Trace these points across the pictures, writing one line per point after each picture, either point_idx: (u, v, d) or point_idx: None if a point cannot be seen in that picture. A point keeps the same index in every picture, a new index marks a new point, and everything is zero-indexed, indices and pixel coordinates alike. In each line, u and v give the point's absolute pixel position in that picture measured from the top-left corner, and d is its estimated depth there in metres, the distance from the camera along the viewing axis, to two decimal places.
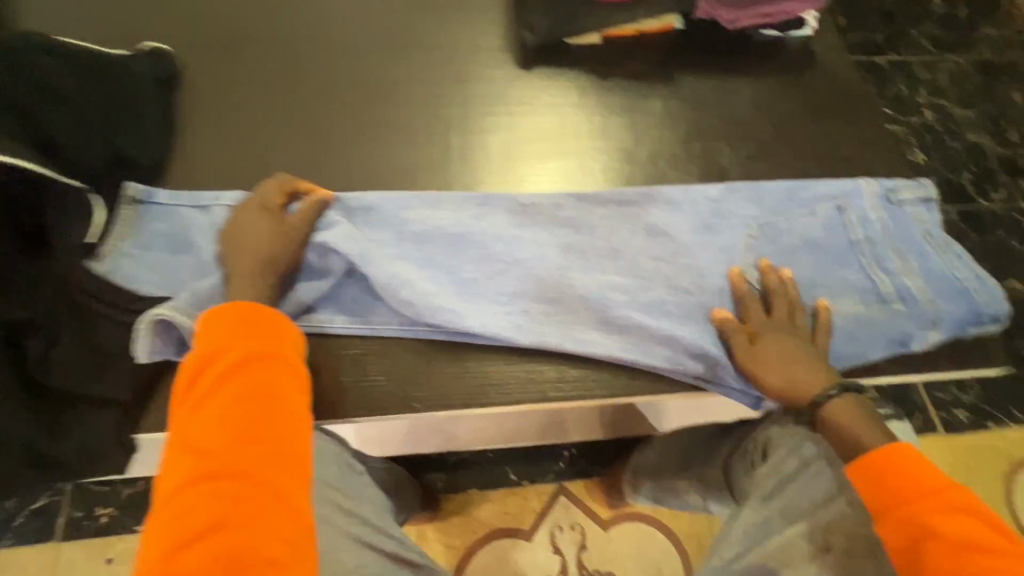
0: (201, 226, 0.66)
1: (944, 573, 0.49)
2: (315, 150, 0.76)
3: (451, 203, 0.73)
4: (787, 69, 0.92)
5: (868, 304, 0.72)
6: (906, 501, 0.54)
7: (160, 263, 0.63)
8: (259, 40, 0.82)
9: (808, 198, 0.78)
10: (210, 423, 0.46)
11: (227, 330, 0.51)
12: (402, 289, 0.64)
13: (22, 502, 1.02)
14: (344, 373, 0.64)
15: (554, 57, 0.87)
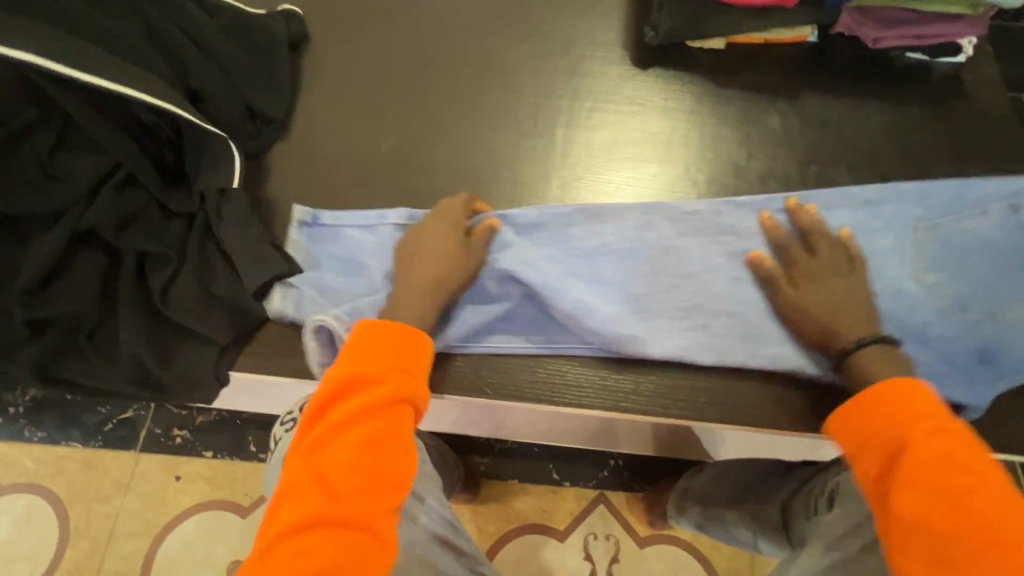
0: (373, 248, 0.67)
1: (926, 492, 0.46)
2: (423, 126, 0.77)
3: (613, 217, 0.69)
4: (929, 97, 0.83)
5: (1005, 357, 0.65)
6: (893, 425, 0.51)
7: (336, 281, 0.65)
8: (385, 12, 0.84)
9: (951, 222, 0.70)
10: (343, 458, 0.50)
11: (377, 351, 0.55)
12: (515, 293, 0.64)
13: (114, 410, 1.13)
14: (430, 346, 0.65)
15: (671, 60, 0.84)
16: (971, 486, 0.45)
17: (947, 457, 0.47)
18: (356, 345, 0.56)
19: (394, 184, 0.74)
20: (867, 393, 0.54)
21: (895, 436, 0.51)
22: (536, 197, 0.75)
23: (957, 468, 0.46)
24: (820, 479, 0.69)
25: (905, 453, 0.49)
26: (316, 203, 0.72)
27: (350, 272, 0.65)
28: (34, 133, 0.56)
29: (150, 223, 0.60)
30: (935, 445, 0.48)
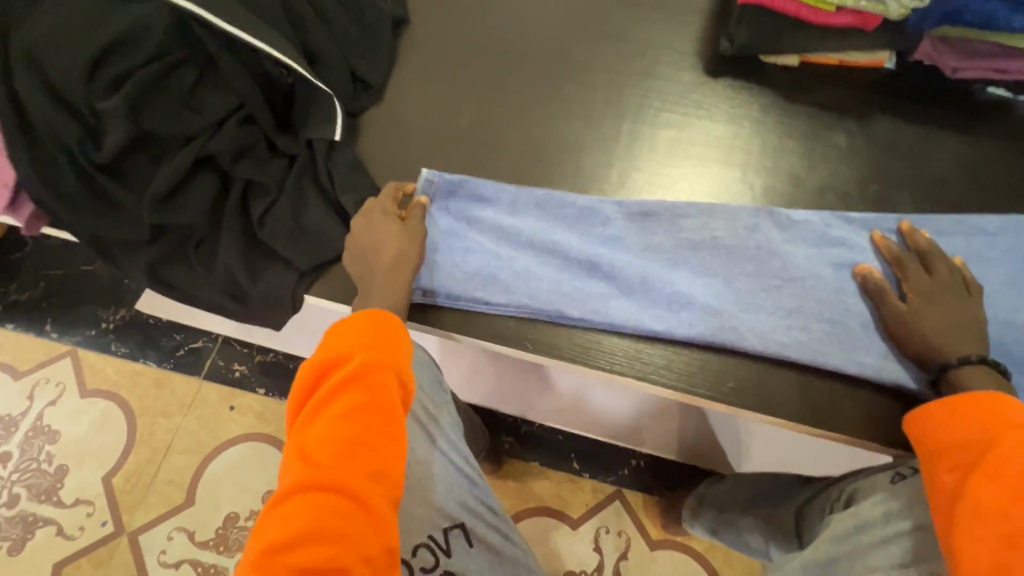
0: (507, 202, 0.73)
1: (1014, 491, 0.47)
2: (500, 104, 0.84)
3: (699, 218, 0.72)
4: (1007, 133, 0.82)
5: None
6: (997, 432, 0.51)
7: (458, 224, 0.72)
8: (481, 3, 0.92)
9: (994, 254, 0.71)
10: (330, 430, 0.52)
11: (354, 333, 0.58)
12: (601, 267, 0.70)
13: (186, 339, 1.26)
14: (484, 293, 0.69)
15: (743, 71, 0.87)
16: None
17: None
18: (352, 324, 0.58)
19: (466, 154, 0.81)
20: (947, 399, 0.55)
21: (976, 442, 0.52)
22: (596, 181, 0.80)
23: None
24: (840, 487, 0.67)
25: (991, 454, 0.50)
26: (396, 162, 0.80)
27: (481, 219, 0.72)
28: (180, 67, 0.66)
29: (258, 158, 0.70)
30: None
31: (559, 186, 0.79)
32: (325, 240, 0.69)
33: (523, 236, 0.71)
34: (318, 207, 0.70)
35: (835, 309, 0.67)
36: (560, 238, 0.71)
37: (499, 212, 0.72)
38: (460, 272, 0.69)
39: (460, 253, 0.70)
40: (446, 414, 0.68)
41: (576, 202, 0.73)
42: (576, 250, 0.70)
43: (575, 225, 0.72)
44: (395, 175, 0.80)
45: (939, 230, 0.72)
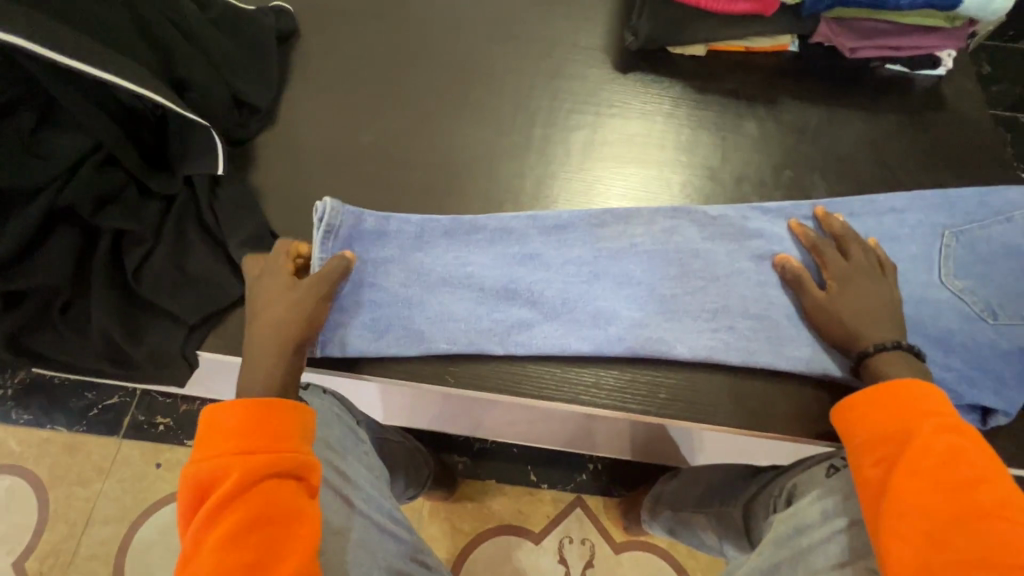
0: (412, 235, 0.69)
1: (933, 492, 0.47)
2: (404, 118, 0.79)
3: (614, 226, 0.70)
4: (907, 109, 0.85)
5: (953, 360, 0.66)
6: (910, 428, 0.52)
7: (360, 268, 0.67)
8: (375, 10, 0.86)
9: (905, 232, 0.72)
10: (216, 560, 0.43)
11: (236, 430, 0.50)
12: (521, 288, 0.67)
13: (99, 397, 1.14)
14: (395, 335, 0.65)
15: (652, 65, 0.85)
16: (969, 486, 0.46)
17: (943, 458, 0.48)
18: (232, 420, 0.50)
19: (372, 176, 0.75)
20: (867, 391, 0.56)
21: (895, 433, 0.52)
22: (512, 193, 0.76)
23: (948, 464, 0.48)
24: (781, 482, 0.67)
25: (907, 451, 0.50)
26: (294, 191, 0.74)
27: (388, 256, 0.68)
28: (16, 110, 0.58)
29: (127, 202, 0.62)
30: (943, 442, 0.49)
31: (473, 201, 0.75)
32: (217, 290, 0.63)
33: (439, 273, 0.68)
34: (205, 252, 0.64)
35: (759, 304, 0.66)
36: (477, 268, 0.68)
37: (411, 250, 0.68)
38: (368, 323, 0.65)
39: (371, 303, 0.66)
40: (365, 467, 0.63)
41: (489, 224, 0.70)
42: (494, 277, 0.68)
43: (491, 248, 0.69)
44: (294, 205, 0.73)
45: (852, 212, 0.73)
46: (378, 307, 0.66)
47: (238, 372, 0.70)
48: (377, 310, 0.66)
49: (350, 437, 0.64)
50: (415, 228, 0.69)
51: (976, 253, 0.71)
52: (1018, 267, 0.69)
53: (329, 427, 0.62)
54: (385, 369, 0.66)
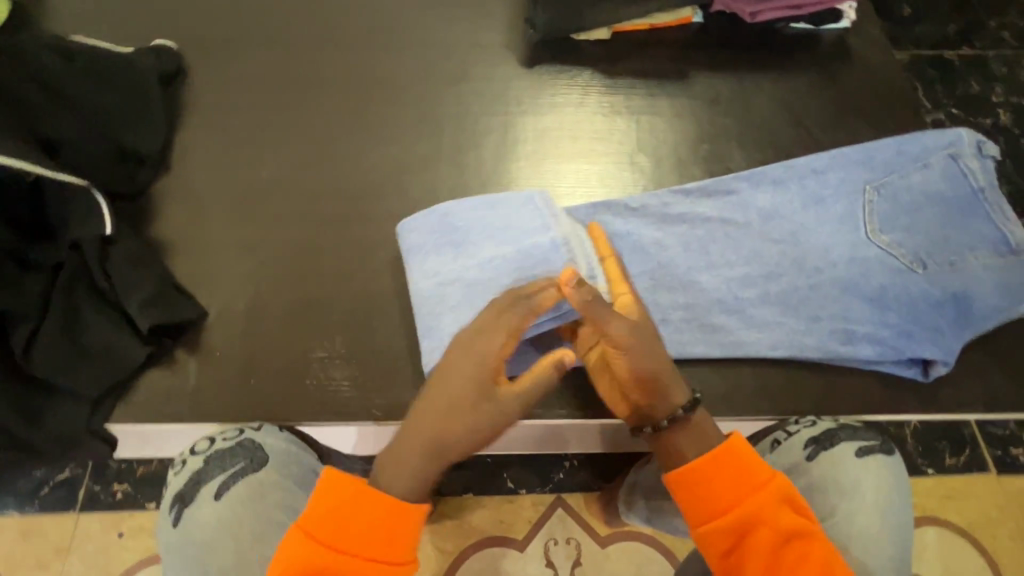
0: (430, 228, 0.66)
1: (760, 561, 0.53)
2: (306, 145, 0.76)
3: (523, 215, 0.64)
4: (818, 65, 0.84)
5: (888, 316, 0.64)
6: (736, 507, 0.54)
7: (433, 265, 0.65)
8: (265, 36, 0.82)
9: (827, 193, 0.70)
10: None
11: (362, 520, 0.53)
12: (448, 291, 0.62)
13: (49, 474, 1.08)
14: (310, 377, 0.63)
15: (558, 54, 0.83)
16: (803, 520, 0.54)
17: (778, 494, 0.54)
18: (352, 506, 0.53)
19: (279, 213, 0.72)
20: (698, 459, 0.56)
21: (732, 510, 0.54)
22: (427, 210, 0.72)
23: (772, 494, 0.54)
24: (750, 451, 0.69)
25: (756, 530, 0.53)
26: (195, 238, 0.70)
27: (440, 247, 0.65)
28: None
29: (7, 280, 0.58)
30: (780, 519, 0.54)
31: (387, 221, 0.72)
32: (117, 361, 0.60)
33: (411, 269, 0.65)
34: (102, 320, 0.60)
35: (686, 290, 0.66)
36: (439, 267, 0.64)
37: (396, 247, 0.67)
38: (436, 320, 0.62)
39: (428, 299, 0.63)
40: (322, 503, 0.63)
41: (462, 222, 0.65)
42: (447, 274, 0.63)
43: (445, 247, 0.65)
44: (196, 253, 0.69)
45: (773, 180, 0.71)
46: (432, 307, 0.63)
47: (164, 437, 0.66)
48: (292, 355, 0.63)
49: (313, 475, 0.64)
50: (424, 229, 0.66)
51: (899, 204, 0.69)
52: (942, 211, 0.68)
53: (287, 469, 0.62)
54: (311, 413, 0.62)
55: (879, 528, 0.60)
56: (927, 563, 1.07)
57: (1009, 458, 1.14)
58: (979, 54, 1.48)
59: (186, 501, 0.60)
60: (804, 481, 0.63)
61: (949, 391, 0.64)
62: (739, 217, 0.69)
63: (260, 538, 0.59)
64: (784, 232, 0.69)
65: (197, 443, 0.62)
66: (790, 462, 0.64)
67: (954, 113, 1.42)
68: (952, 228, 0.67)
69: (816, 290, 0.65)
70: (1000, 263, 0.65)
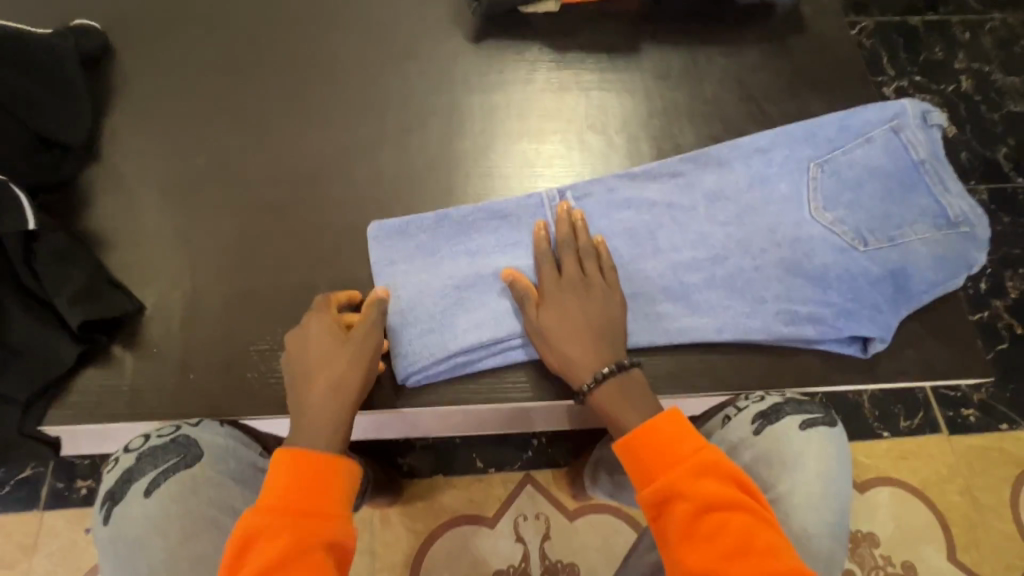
0: (426, 222, 0.67)
1: (681, 531, 0.51)
2: (243, 131, 0.73)
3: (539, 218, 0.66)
4: (770, 36, 0.83)
5: (829, 295, 0.65)
6: (662, 474, 0.53)
7: (415, 266, 0.66)
8: (197, 14, 0.78)
9: (773, 170, 0.70)
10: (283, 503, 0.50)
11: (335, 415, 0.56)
12: (453, 304, 0.64)
13: (10, 471, 1.00)
14: (250, 370, 0.62)
15: (506, 29, 0.80)
16: (726, 491, 0.51)
17: (699, 466, 0.52)
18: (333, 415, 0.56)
19: (216, 201, 0.69)
20: (633, 430, 0.55)
21: (653, 482, 0.53)
22: (372, 194, 0.71)
23: (693, 466, 0.52)
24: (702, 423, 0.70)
25: (677, 497, 0.52)
26: (126, 231, 0.67)
27: (424, 249, 0.66)
28: None
29: None
30: (698, 488, 0.51)
31: (327, 208, 0.69)
32: (53, 361, 0.58)
33: (419, 273, 0.66)
34: (29, 320, 0.58)
35: (631, 282, 0.65)
36: (452, 270, 0.66)
37: (405, 241, 0.67)
38: (429, 329, 0.63)
39: (424, 308, 0.64)
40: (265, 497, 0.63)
41: (476, 235, 0.67)
42: (461, 278, 0.65)
43: (459, 251, 0.66)
44: (130, 246, 0.67)
45: (718, 160, 0.70)
46: (420, 315, 0.64)
47: (108, 434, 0.65)
48: (233, 350, 0.63)
49: (253, 471, 0.63)
50: (421, 224, 0.67)
51: (842, 180, 0.69)
52: (882, 184, 0.69)
53: (222, 462, 0.60)
54: (254, 408, 0.62)
55: (821, 497, 0.60)
56: (880, 521, 1.11)
57: (959, 418, 1.19)
58: (942, 20, 1.48)
59: (116, 498, 0.59)
60: (748, 455, 0.63)
61: (887, 360, 0.66)
62: (684, 199, 0.69)
63: (190, 535, 0.57)
64: (731, 212, 0.68)
65: (132, 441, 0.61)
66: (737, 437, 0.64)
67: (916, 80, 1.42)
68: (892, 204, 0.68)
69: (763, 275, 0.66)
70: (936, 237, 0.67)
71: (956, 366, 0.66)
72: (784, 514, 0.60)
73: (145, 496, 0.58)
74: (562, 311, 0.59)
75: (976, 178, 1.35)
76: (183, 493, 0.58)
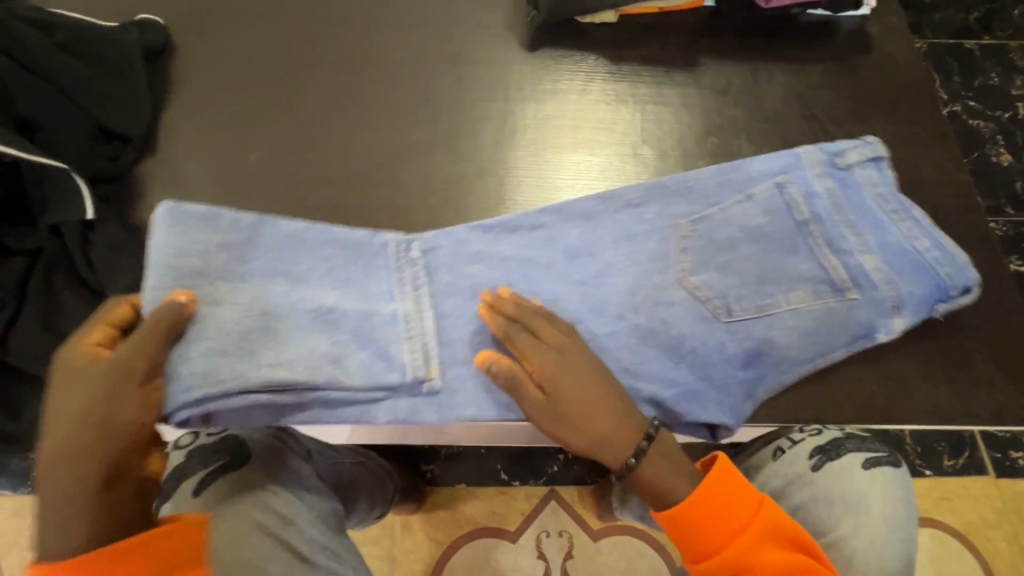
0: (274, 227, 0.60)
1: None
2: (298, 129, 0.73)
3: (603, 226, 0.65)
4: (835, 55, 0.80)
5: (808, 344, 0.60)
6: (725, 546, 0.52)
7: (269, 269, 0.59)
8: (258, 12, 0.79)
9: (753, 202, 0.65)
10: None
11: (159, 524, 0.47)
12: (298, 319, 0.58)
13: None
14: None
15: (563, 38, 0.79)
16: (791, 555, 0.51)
17: (763, 532, 0.52)
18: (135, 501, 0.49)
19: (268, 199, 0.69)
20: (684, 502, 0.53)
21: (718, 552, 0.52)
22: (421, 199, 0.70)
23: (757, 532, 0.52)
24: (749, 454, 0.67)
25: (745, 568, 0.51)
26: None
27: (263, 252, 0.59)
28: None
29: None
30: (765, 556, 0.51)
31: (376, 212, 0.69)
32: None
33: (285, 277, 0.59)
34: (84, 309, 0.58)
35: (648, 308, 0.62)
36: (283, 278, 0.59)
37: (205, 236, 0.57)
38: (324, 355, 0.56)
39: (336, 328, 0.58)
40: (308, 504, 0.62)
41: (308, 253, 0.61)
42: (303, 290, 0.59)
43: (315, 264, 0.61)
44: None
45: (698, 189, 0.66)
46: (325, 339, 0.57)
47: None
48: None
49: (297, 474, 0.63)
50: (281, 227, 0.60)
51: (774, 207, 0.64)
52: (845, 215, 0.63)
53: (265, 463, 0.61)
54: None
55: (886, 538, 0.58)
56: (919, 564, 1.06)
57: (1007, 461, 1.13)
58: (999, 44, 1.42)
59: (167, 496, 0.61)
60: (806, 492, 0.61)
61: (953, 400, 0.62)
62: (667, 229, 0.64)
63: (234, 538, 0.56)
64: (720, 244, 0.64)
65: (182, 438, 0.64)
66: (793, 472, 0.62)
67: (970, 106, 1.37)
68: (783, 230, 0.64)
69: (727, 321, 0.61)
70: (914, 299, 0.60)
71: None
72: (847, 555, 0.58)
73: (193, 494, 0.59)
74: (570, 394, 0.54)
75: None
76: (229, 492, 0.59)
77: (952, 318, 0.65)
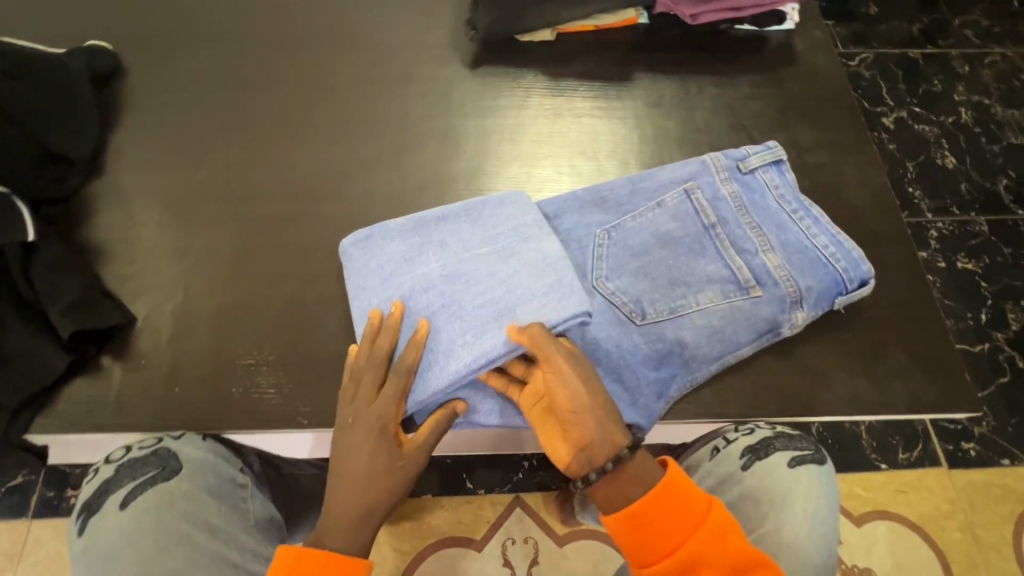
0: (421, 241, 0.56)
1: None
2: (243, 149, 0.75)
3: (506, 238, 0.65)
4: (762, 67, 0.84)
5: (722, 341, 0.63)
6: (680, 544, 0.52)
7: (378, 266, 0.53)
8: (208, 37, 0.81)
9: (668, 207, 0.67)
10: None
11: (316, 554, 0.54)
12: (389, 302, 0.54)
13: None
14: (235, 384, 0.63)
15: (504, 56, 0.83)
16: (742, 548, 0.52)
17: (716, 527, 0.52)
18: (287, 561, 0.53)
19: (213, 216, 0.71)
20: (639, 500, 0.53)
21: (672, 554, 0.52)
22: (363, 213, 0.72)
23: (709, 530, 0.52)
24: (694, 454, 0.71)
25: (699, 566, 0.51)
26: (123, 245, 0.69)
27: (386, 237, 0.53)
28: None
29: None
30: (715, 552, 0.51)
31: (319, 227, 0.71)
32: (44, 369, 0.60)
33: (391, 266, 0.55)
34: (23, 328, 0.59)
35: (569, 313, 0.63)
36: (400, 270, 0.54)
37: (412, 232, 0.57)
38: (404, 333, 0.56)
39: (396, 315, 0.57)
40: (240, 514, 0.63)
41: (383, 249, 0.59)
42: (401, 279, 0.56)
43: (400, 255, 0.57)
44: (127, 258, 0.68)
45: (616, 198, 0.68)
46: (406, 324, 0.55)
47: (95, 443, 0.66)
48: (221, 363, 0.64)
49: (230, 486, 0.64)
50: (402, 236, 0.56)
51: (685, 214, 0.67)
52: (755, 219, 0.66)
53: (200, 475, 0.61)
54: (238, 421, 0.62)
55: (806, 534, 0.60)
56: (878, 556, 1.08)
57: (960, 452, 1.16)
58: (942, 53, 1.49)
59: (93, 509, 0.60)
60: (734, 492, 0.64)
61: (874, 391, 0.65)
62: (586, 237, 0.66)
63: (163, 550, 0.56)
64: (638, 249, 0.66)
65: (113, 453, 0.62)
66: (725, 470, 0.65)
67: (916, 112, 1.43)
68: (690, 237, 0.66)
69: (640, 324, 0.62)
70: (815, 296, 0.64)
71: (944, 399, 0.66)
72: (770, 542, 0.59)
73: (119, 508, 0.59)
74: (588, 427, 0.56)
75: (976, 210, 1.34)
76: (157, 507, 0.58)
77: (858, 307, 0.69)
